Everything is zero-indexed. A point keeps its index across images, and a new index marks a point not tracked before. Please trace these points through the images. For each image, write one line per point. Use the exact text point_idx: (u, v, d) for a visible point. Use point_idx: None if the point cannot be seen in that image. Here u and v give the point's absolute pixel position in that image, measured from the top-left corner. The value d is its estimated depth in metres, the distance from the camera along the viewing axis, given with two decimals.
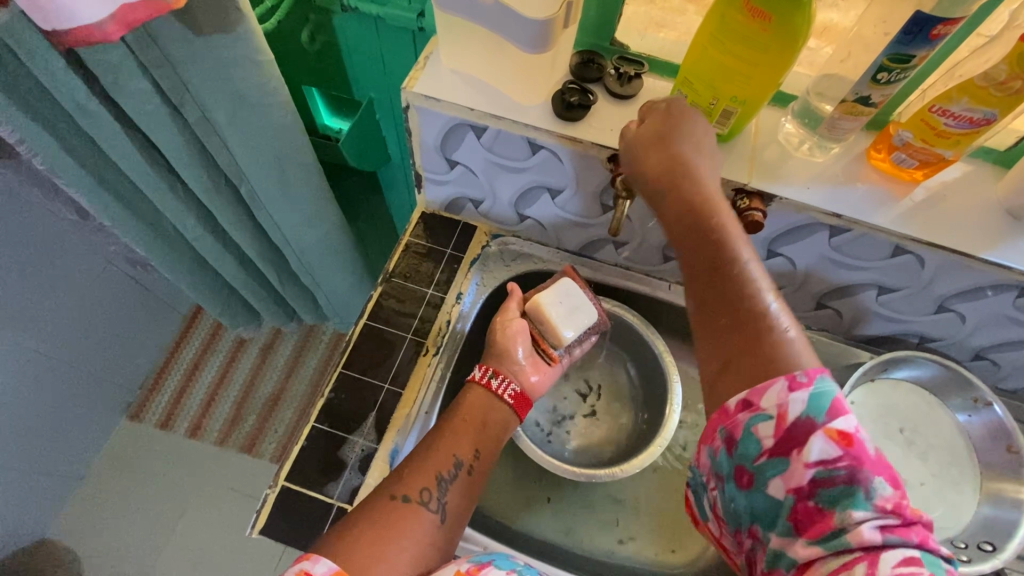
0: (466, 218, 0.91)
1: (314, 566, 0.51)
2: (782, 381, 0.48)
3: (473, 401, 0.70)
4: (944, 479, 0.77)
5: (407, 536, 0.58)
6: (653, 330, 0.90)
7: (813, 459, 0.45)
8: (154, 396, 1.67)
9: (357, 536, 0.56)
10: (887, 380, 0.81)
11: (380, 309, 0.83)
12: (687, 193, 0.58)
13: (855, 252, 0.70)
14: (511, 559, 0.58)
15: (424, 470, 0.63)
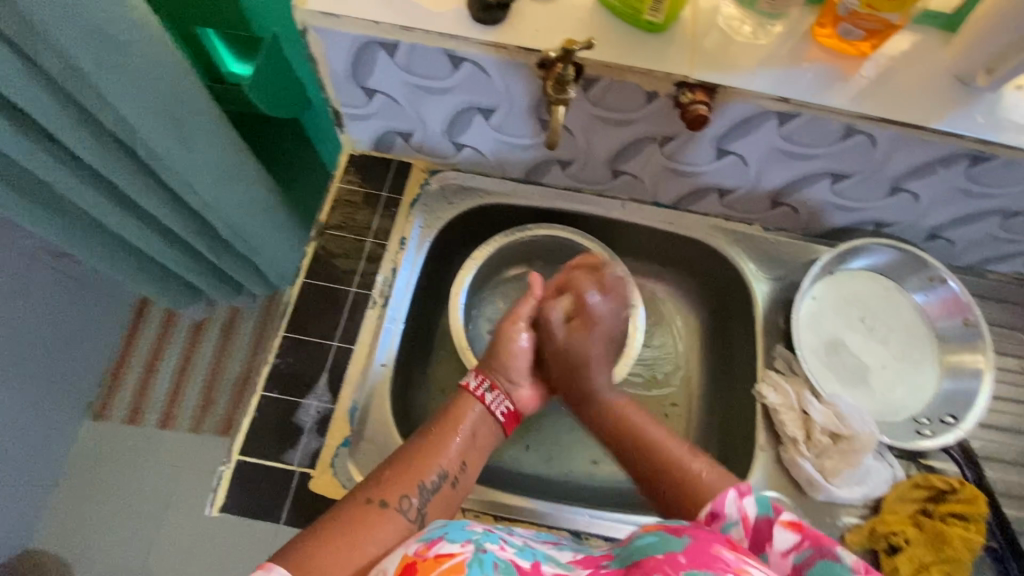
0: (399, 156, 0.83)
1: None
2: (731, 491, 0.58)
3: (463, 409, 0.69)
4: (905, 361, 0.78)
5: (370, 538, 0.55)
6: (612, 254, 0.86)
7: (784, 548, 0.54)
8: (115, 393, 1.53)
9: (318, 536, 0.54)
10: (846, 272, 0.81)
11: (318, 265, 0.77)
12: (585, 381, 0.73)
13: (807, 140, 0.67)
14: (472, 525, 0.53)
15: (405, 477, 0.61)
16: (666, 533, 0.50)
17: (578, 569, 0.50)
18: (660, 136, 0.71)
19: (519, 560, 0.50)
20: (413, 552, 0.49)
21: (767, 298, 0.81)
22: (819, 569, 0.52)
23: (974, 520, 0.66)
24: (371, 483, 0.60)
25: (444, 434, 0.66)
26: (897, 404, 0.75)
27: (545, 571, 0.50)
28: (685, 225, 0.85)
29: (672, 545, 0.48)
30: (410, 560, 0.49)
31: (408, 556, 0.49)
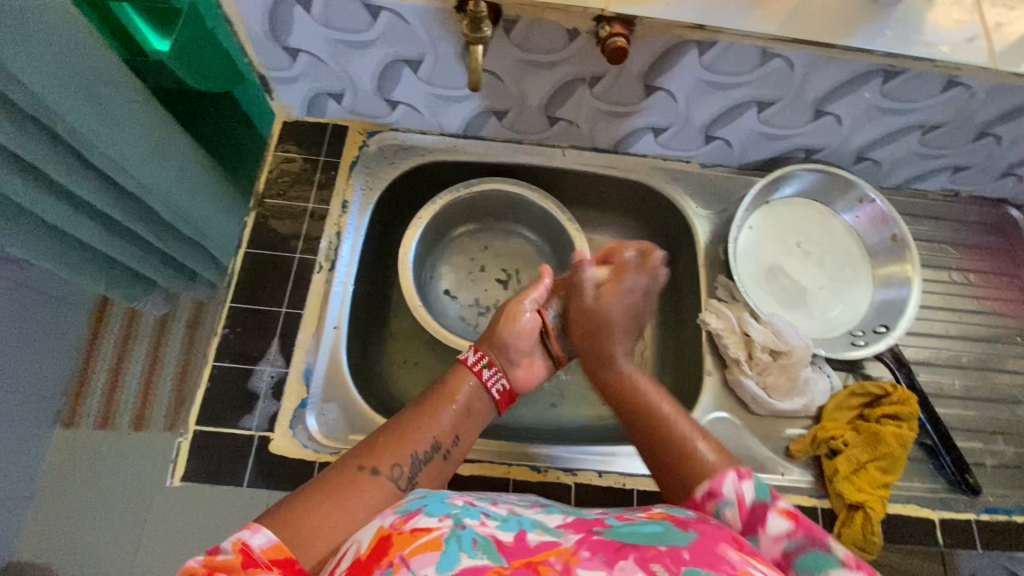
0: (334, 120, 0.83)
1: (252, 536, 0.44)
2: (731, 473, 0.49)
3: (459, 382, 0.65)
4: (841, 280, 0.81)
5: (355, 507, 0.51)
6: (557, 204, 0.87)
7: (776, 534, 0.45)
8: (83, 399, 1.43)
9: (303, 501, 0.50)
10: (781, 200, 0.83)
11: (260, 235, 0.76)
12: (609, 371, 0.69)
13: (729, 68, 0.68)
14: (450, 497, 0.47)
15: (398, 446, 0.57)
16: (671, 524, 0.42)
17: (568, 533, 0.41)
18: (588, 77, 0.71)
19: (502, 534, 0.41)
20: (388, 526, 0.42)
21: (708, 232, 0.83)
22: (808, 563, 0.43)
23: (907, 418, 0.70)
24: (363, 450, 0.56)
25: (437, 407, 0.61)
26: (835, 321, 0.79)
27: (529, 541, 0.41)
28: (626, 168, 0.86)
29: (677, 540, 0.39)
30: (383, 534, 0.41)
31: (382, 530, 0.42)
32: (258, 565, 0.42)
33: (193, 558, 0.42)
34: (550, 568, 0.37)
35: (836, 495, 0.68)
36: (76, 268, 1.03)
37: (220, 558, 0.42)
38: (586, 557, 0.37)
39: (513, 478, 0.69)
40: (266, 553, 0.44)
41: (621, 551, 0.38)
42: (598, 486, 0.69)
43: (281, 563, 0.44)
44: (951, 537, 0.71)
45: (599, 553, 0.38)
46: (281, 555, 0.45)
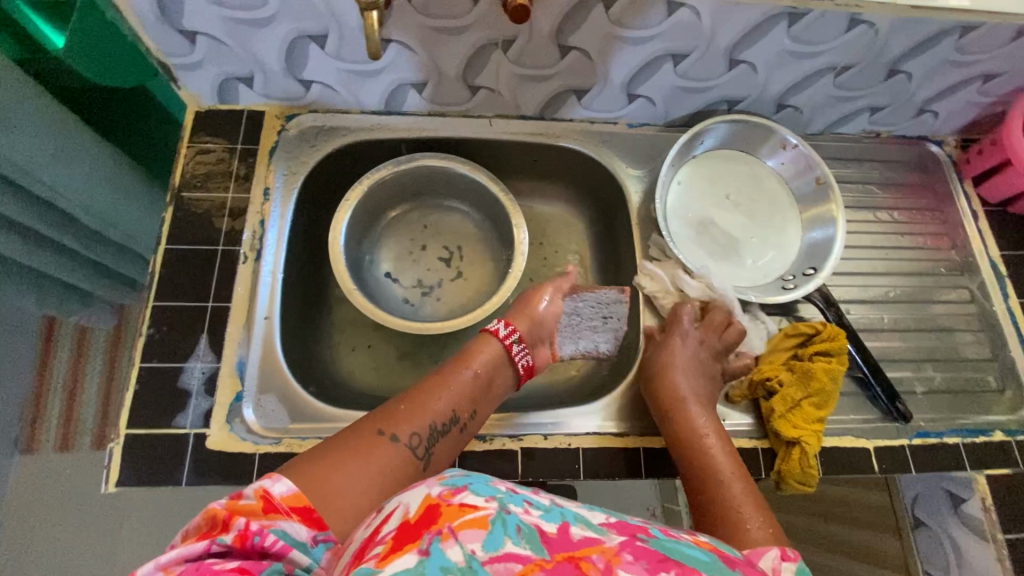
0: (249, 106, 0.80)
1: (274, 485, 0.45)
2: (775, 550, 0.51)
3: (484, 353, 0.65)
4: (770, 227, 0.83)
5: (372, 472, 0.51)
6: (490, 175, 0.86)
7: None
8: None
9: (325, 458, 0.50)
10: (708, 153, 0.84)
11: (180, 229, 0.74)
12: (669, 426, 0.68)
13: (638, 22, 0.68)
14: (496, 481, 0.45)
15: (418, 410, 0.57)
16: (719, 559, 0.42)
17: (611, 533, 0.41)
18: (499, 41, 0.70)
19: (544, 524, 0.41)
20: (436, 495, 0.41)
21: (640, 191, 0.84)
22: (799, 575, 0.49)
23: (838, 354, 0.72)
24: (385, 414, 0.56)
25: (459, 374, 0.62)
26: (766, 268, 0.80)
27: (574, 534, 0.41)
28: (555, 134, 0.85)
29: (722, 568, 0.40)
30: (431, 503, 0.41)
31: (430, 498, 0.42)
32: (277, 512, 0.44)
33: (222, 498, 0.44)
34: (593, 564, 0.37)
35: (774, 433, 0.70)
36: None
37: (243, 501, 0.44)
38: (628, 560, 0.38)
39: (460, 450, 0.69)
40: (286, 501, 0.45)
41: (665, 564, 0.39)
42: (545, 449, 0.69)
43: (300, 511, 0.45)
44: (886, 462, 0.74)
45: (642, 560, 0.38)
46: (301, 503, 0.46)
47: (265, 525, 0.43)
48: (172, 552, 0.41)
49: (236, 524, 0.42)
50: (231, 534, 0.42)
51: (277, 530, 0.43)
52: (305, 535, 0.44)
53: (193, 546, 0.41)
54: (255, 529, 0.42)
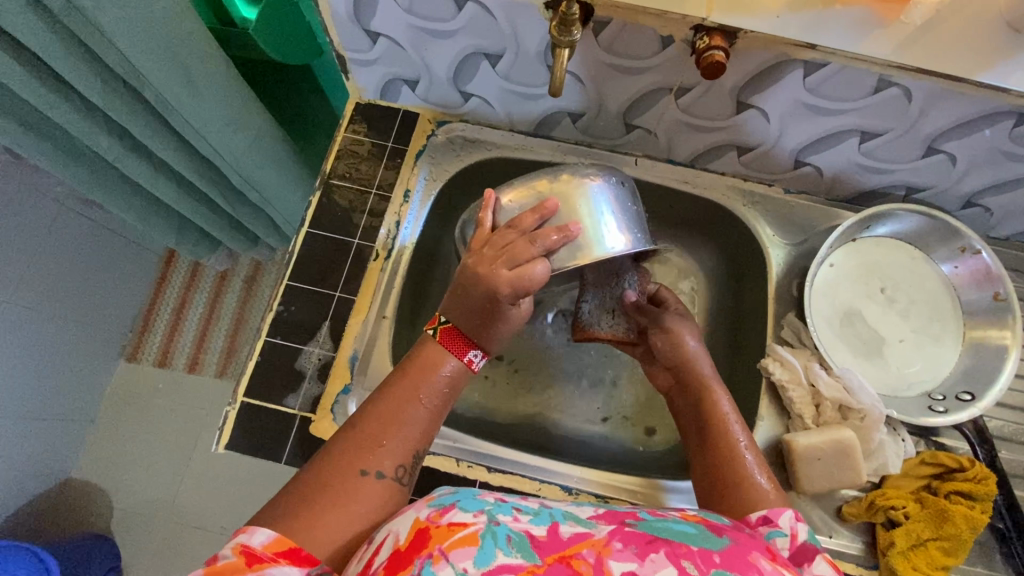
0: (406, 106, 0.82)
1: (251, 538, 0.43)
2: (789, 511, 0.51)
3: (432, 357, 0.58)
4: (925, 334, 0.74)
5: (352, 513, 0.47)
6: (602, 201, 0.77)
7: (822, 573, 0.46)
8: (147, 336, 1.47)
9: (291, 514, 0.46)
10: (870, 239, 0.76)
11: (323, 215, 0.77)
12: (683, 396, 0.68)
13: (833, 93, 0.62)
14: (483, 493, 0.45)
15: (387, 435, 0.52)
16: (705, 528, 0.42)
17: (600, 525, 0.41)
18: (675, 87, 0.66)
19: (533, 529, 0.41)
20: (425, 518, 0.42)
21: (782, 264, 0.77)
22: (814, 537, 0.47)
23: (981, 499, 0.64)
24: (356, 444, 0.51)
25: (424, 390, 0.56)
26: (911, 379, 0.72)
27: (563, 533, 0.40)
28: (700, 185, 0.81)
29: (712, 543, 0.40)
30: (421, 527, 0.41)
31: (419, 522, 0.42)
32: (262, 561, 0.42)
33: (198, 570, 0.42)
34: (584, 561, 0.38)
35: (887, 569, 0.63)
36: (150, 220, 1.07)
37: (222, 562, 0.42)
38: (617, 549, 0.38)
39: (544, 495, 0.67)
40: (269, 548, 0.43)
41: (653, 545, 0.39)
42: None
43: (287, 553, 0.43)
44: None
45: (631, 545, 0.39)
46: (286, 546, 0.43)
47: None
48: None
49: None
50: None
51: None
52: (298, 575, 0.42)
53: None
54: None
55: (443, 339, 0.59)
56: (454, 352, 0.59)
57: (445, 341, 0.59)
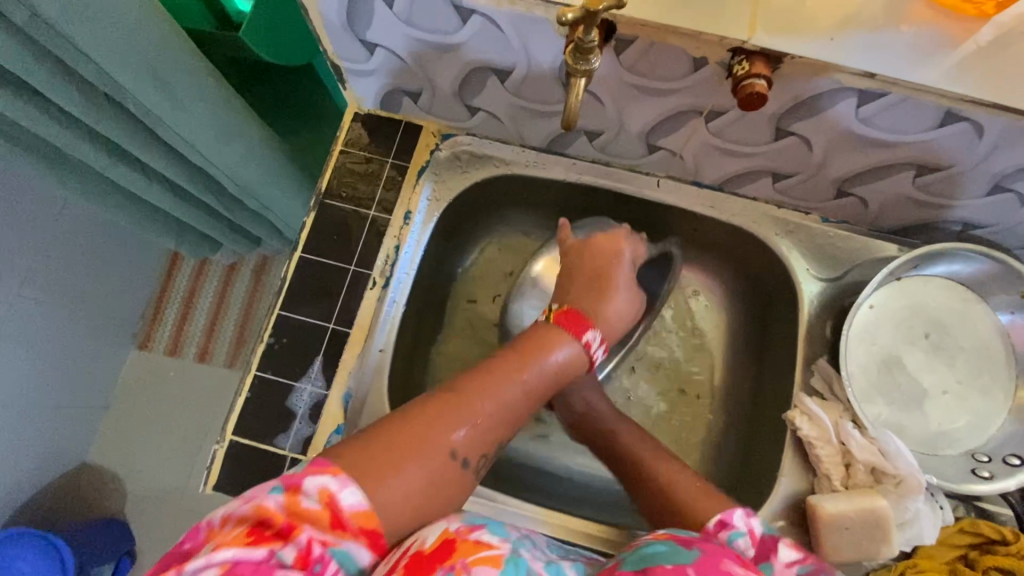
0: (408, 117, 0.75)
1: (343, 492, 0.38)
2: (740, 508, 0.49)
3: (548, 339, 0.55)
4: (972, 386, 0.67)
5: (426, 477, 0.42)
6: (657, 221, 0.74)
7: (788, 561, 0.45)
8: (157, 325, 1.37)
9: (375, 455, 0.41)
10: (917, 278, 0.69)
11: (318, 239, 0.72)
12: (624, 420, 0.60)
13: (889, 124, 0.54)
14: (509, 523, 0.42)
15: (485, 405, 0.48)
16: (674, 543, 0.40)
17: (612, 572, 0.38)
18: (705, 110, 0.59)
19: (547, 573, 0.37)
20: (453, 529, 0.38)
21: (816, 303, 0.70)
22: (774, 531, 0.46)
23: None
24: (453, 404, 0.46)
25: (533, 369, 0.52)
26: (953, 436, 0.66)
27: None
28: (728, 210, 0.73)
29: (683, 556, 0.38)
30: (448, 537, 0.37)
31: (447, 531, 0.38)
32: (345, 531, 0.38)
33: (278, 492, 0.37)
34: None
35: None
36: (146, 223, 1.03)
37: (305, 505, 0.37)
38: None
39: None
40: (356, 519, 0.38)
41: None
42: None
43: (368, 534, 0.38)
44: None
45: None
46: (370, 524, 0.39)
47: (328, 541, 0.36)
48: (227, 551, 0.34)
49: (301, 539, 0.35)
50: (292, 554, 0.35)
51: (338, 552, 0.37)
52: (366, 562, 0.38)
53: (251, 548, 0.35)
54: (319, 555, 0.35)
55: (559, 321, 0.58)
56: (574, 333, 0.57)
57: (563, 321, 0.58)
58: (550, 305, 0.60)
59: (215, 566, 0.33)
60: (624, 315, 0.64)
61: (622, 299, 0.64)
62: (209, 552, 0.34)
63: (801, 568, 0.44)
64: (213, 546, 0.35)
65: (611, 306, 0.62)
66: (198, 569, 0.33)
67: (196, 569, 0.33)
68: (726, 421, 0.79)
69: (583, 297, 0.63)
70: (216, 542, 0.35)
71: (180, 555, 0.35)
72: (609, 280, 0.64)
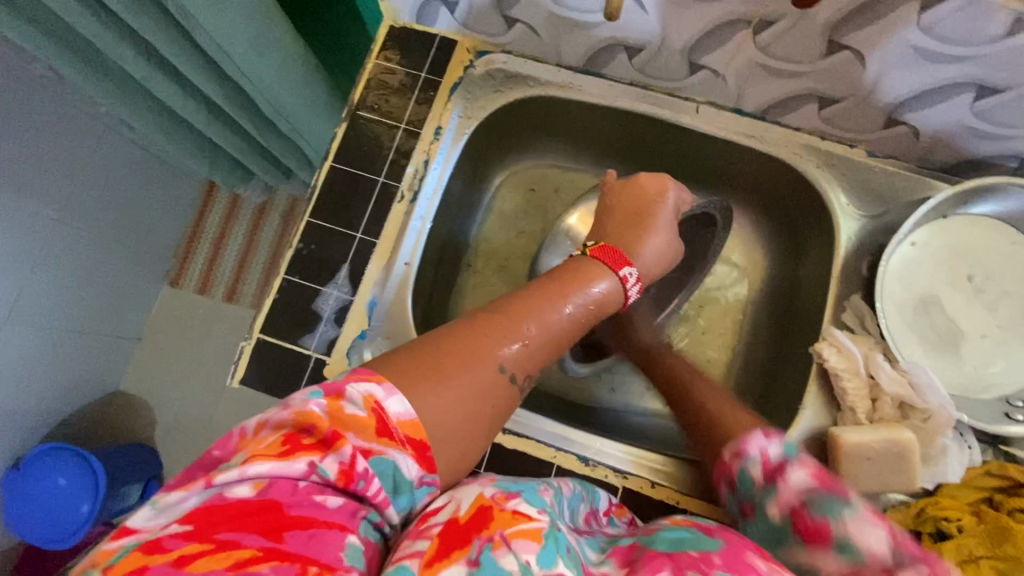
0: (442, 32, 0.74)
1: (388, 399, 0.35)
2: (760, 436, 0.48)
3: (580, 270, 0.55)
4: (1014, 331, 0.64)
5: (474, 392, 0.40)
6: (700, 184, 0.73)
7: (794, 484, 0.42)
8: (188, 263, 1.39)
9: (419, 360, 0.38)
10: (963, 217, 0.66)
11: (348, 150, 0.72)
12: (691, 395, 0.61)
13: (954, 33, 0.50)
14: (543, 491, 0.39)
15: (529, 326, 0.46)
16: (697, 530, 0.35)
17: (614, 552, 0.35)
18: (755, 19, 0.56)
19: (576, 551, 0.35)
20: (489, 496, 0.35)
21: (854, 239, 0.68)
22: (825, 505, 0.39)
23: None
24: (494, 323, 0.44)
25: (574, 297, 0.51)
26: (989, 380, 0.63)
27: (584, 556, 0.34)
28: (769, 140, 0.70)
29: (706, 543, 0.33)
30: (484, 505, 0.34)
31: (482, 498, 0.34)
32: (392, 439, 0.35)
33: (319, 397, 0.34)
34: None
35: None
36: (181, 143, 1.05)
37: (348, 412, 0.34)
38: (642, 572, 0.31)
39: (559, 464, 0.64)
40: (403, 428, 0.35)
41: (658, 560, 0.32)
42: (647, 496, 0.63)
43: (416, 445, 0.35)
44: None
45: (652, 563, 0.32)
46: (418, 435, 0.36)
47: (372, 452, 0.34)
48: (262, 463, 0.32)
49: (344, 451, 0.33)
50: (334, 468, 0.33)
51: (383, 464, 0.34)
52: (414, 475, 0.36)
53: (288, 460, 0.32)
54: (361, 472, 0.33)
55: (597, 254, 0.57)
56: (612, 267, 0.56)
57: (602, 256, 0.57)
58: (585, 243, 0.59)
59: (248, 482, 0.31)
60: (662, 253, 0.62)
61: (662, 236, 0.62)
62: (244, 460, 0.32)
63: (855, 539, 0.37)
64: (247, 455, 0.32)
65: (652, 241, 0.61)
66: (232, 481, 0.31)
67: (229, 481, 0.31)
68: (750, 360, 0.78)
69: (620, 237, 0.61)
70: (248, 450, 0.32)
71: (209, 461, 0.33)
72: (647, 220, 0.63)
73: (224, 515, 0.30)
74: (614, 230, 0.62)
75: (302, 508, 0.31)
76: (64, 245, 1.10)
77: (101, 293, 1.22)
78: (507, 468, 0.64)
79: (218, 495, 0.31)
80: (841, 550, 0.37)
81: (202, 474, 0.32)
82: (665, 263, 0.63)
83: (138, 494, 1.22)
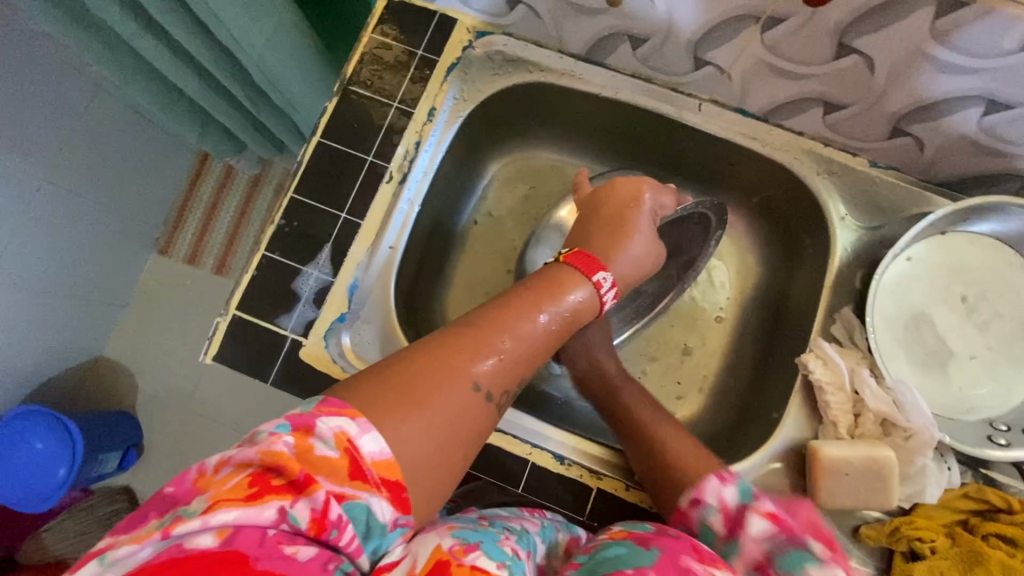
0: (443, 9, 0.71)
1: (362, 438, 0.34)
2: (714, 478, 0.48)
3: (556, 278, 0.53)
4: (1005, 354, 0.63)
5: (449, 413, 0.39)
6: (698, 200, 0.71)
7: (755, 533, 0.43)
8: (177, 233, 1.37)
9: (391, 386, 0.37)
10: (962, 234, 0.65)
11: (338, 125, 0.69)
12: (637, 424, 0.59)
13: (964, 45, 0.49)
14: (503, 540, 0.38)
15: (503, 339, 0.45)
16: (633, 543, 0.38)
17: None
18: (764, 15, 0.54)
19: None
20: (447, 548, 0.34)
21: (849, 250, 0.66)
22: (787, 561, 0.40)
23: None
24: (469, 339, 0.43)
25: (549, 308, 0.49)
26: (974, 403, 0.62)
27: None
28: (772, 143, 0.69)
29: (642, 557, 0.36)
30: (441, 559, 0.33)
31: (439, 551, 0.34)
32: (364, 481, 0.33)
33: (286, 433, 0.33)
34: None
35: None
36: (172, 109, 1.03)
37: (319, 453, 0.33)
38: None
39: (533, 461, 0.63)
40: (377, 469, 0.34)
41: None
42: (621, 499, 0.62)
43: (390, 487, 0.34)
44: None
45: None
46: (393, 477, 0.35)
47: (345, 496, 0.33)
48: (228, 511, 0.30)
49: (316, 496, 0.32)
50: (305, 516, 0.32)
51: (356, 508, 0.33)
52: (388, 518, 0.34)
53: (256, 507, 0.31)
54: (334, 520, 0.32)
55: (570, 261, 0.55)
56: (586, 273, 0.54)
57: (575, 262, 0.55)
58: (559, 249, 0.57)
59: (212, 531, 0.29)
60: (651, 253, 0.60)
61: (648, 238, 0.60)
62: (207, 508, 0.30)
63: None
64: (209, 501, 0.30)
65: (642, 240, 0.59)
66: (193, 530, 0.29)
67: (190, 531, 0.29)
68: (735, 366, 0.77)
69: (607, 237, 0.59)
70: (211, 494, 0.31)
71: (167, 503, 0.31)
72: (636, 217, 0.61)
73: (184, 567, 0.28)
74: (593, 230, 0.60)
75: (269, 560, 0.29)
76: (48, 207, 1.08)
77: (85, 258, 1.20)
78: (480, 462, 0.63)
79: (178, 546, 0.29)
80: (788, 566, 0.40)
81: (159, 522, 0.30)
82: (650, 264, 0.61)
83: (115, 461, 1.20)
